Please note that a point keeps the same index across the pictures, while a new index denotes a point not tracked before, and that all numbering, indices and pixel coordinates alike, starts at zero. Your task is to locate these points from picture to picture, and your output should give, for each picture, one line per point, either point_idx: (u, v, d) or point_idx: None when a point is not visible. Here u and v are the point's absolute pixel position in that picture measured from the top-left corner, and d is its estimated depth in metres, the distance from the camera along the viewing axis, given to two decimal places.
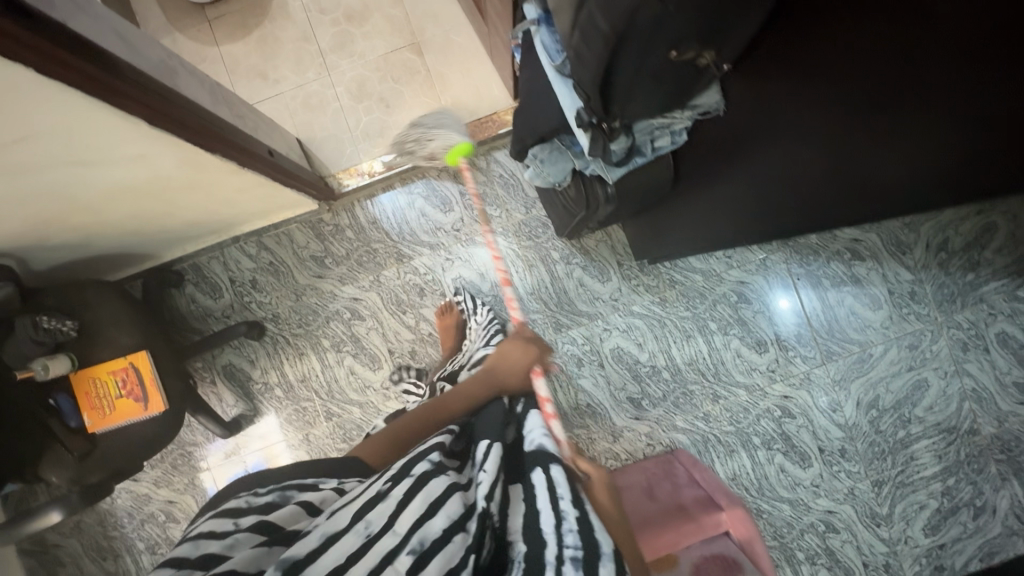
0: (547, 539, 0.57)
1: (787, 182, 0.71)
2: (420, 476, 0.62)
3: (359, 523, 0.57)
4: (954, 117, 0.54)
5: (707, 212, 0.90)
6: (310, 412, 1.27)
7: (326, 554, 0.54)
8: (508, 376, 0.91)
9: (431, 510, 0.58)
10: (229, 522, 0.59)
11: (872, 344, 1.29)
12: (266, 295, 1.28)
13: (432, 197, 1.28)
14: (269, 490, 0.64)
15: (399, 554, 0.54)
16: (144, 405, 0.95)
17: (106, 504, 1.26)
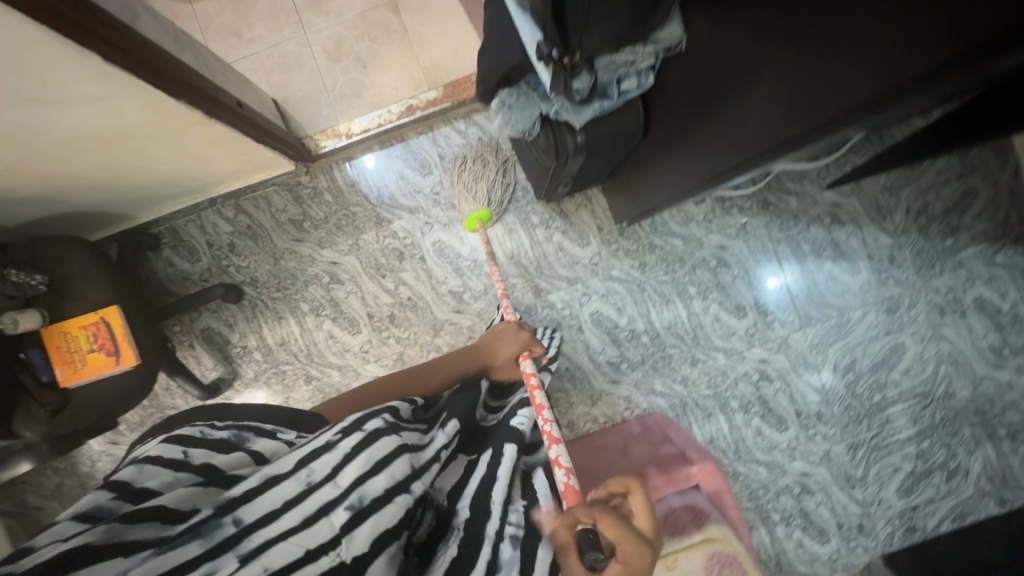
0: (491, 512, 0.69)
1: (757, 101, 0.68)
2: (370, 433, 0.63)
3: (302, 471, 0.56)
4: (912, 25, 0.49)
5: (680, 167, 0.89)
6: (290, 375, 1.27)
7: (264, 497, 0.53)
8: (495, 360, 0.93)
9: (374, 468, 0.59)
10: (178, 453, 0.58)
11: (850, 309, 1.29)
12: (244, 259, 1.27)
13: (412, 160, 1.27)
14: (228, 426, 0.64)
15: (336, 507, 0.55)
16: (116, 358, 0.95)
17: (87, 467, 1.27)
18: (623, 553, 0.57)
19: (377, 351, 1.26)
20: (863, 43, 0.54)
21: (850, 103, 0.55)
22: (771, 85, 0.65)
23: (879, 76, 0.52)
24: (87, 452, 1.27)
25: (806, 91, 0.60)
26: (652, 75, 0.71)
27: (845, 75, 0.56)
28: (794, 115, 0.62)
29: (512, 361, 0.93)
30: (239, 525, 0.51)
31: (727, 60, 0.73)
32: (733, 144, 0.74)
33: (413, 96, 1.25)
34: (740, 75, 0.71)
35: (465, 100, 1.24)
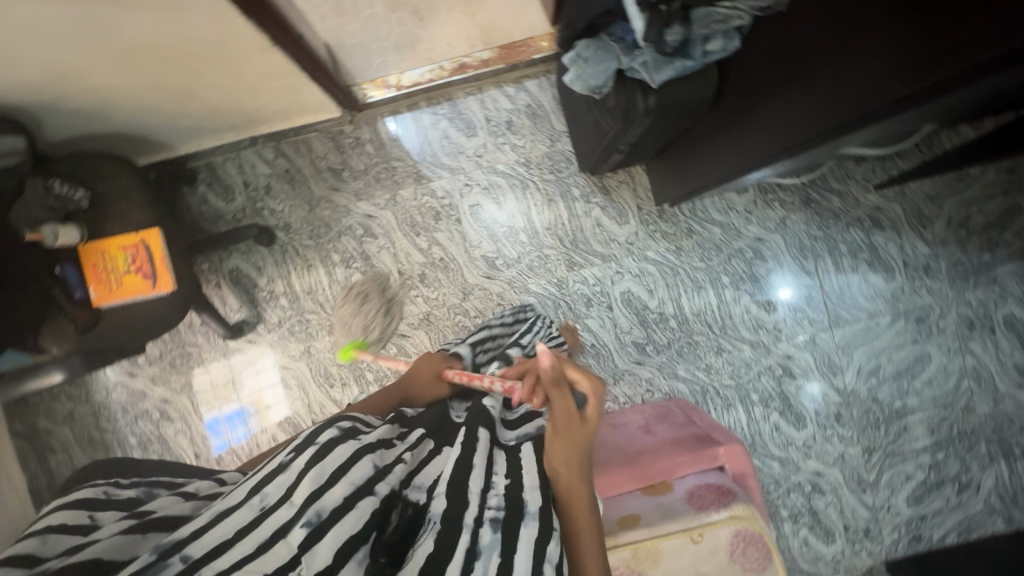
0: (470, 500, 0.60)
1: (829, 78, 0.63)
2: (323, 445, 0.57)
3: (255, 497, 0.53)
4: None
5: (733, 149, 0.85)
6: (314, 324, 1.26)
7: (215, 533, 0.49)
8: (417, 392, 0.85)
9: (331, 479, 0.54)
10: (83, 516, 0.51)
11: (880, 314, 1.29)
12: (279, 203, 1.25)
13: (458, 120, 1.25)
14: (133, 485, 0.57)
15: (292, 527, 0.50)
16: (152, 283, 0.94)
17: (101, 396, 1.26)
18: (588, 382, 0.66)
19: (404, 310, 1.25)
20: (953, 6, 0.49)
21: (933, 76, 0.51)
22: (844, 56, 0.61)
23: (972, 43, 0.48)
24: (103, 381, 1.26)
25: (885, 62, 0.56)
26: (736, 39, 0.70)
27: (929, 45, 0.51)
28: (872, 88, 0.57)
29: (433, 386, 0.86)
30: (187, 561, 0.47)
31: (796, 36, 0.68)
32: (795, 123, 0.69)
33: (467, 55, 1.25)
34: (812, 47, 0.66)
35: (519, 64, 1.24)
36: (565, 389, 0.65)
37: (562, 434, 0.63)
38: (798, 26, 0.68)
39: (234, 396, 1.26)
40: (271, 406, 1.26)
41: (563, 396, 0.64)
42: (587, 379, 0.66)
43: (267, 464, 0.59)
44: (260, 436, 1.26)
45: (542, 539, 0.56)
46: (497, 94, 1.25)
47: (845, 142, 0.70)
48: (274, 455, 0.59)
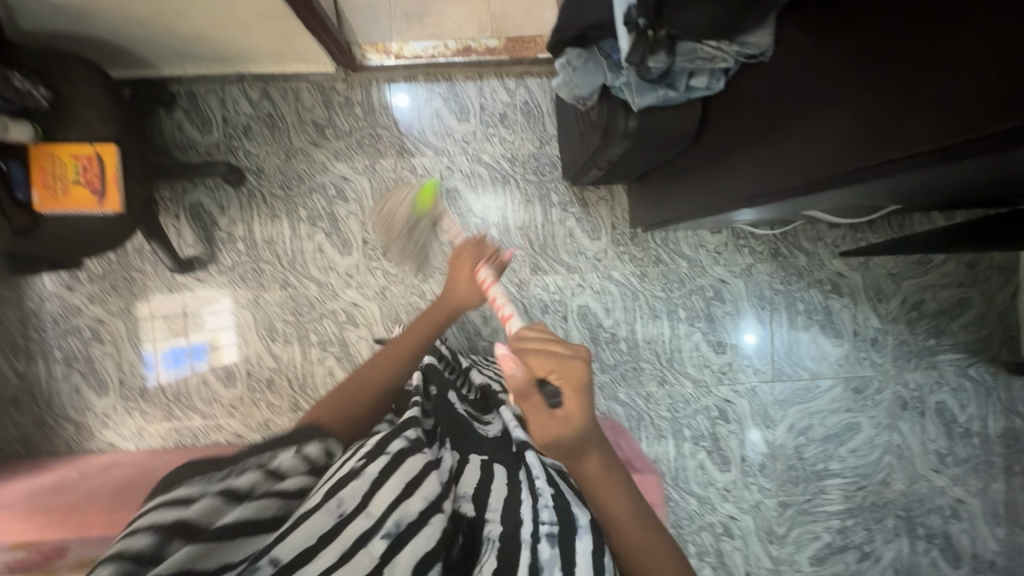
0: (524, 516, 0.58)
1: (796, 137, 0.60)
2: (395, 455, 0.58)
3: (331, 501, 0.50)
4: (957, 85, 0.41)
5: (711, 186, 0.83)
6: (267, 276, 1.23)
7: (295, 534, 0.47)
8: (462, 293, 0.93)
9: (407, 489, 0.55)
10: (171, 513, 0.43)
11: (822, 376, 1.31)
12: (255, 146, 1.22)
13: (452, 101, 1.23)
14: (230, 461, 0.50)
15: (372, 537, 0.50)
16: (100, 200, 0.92)
17: (33, 304, 1.21)
18: (564, 377, 0.58)
19: (360, 279, 1.24)
20: (914, 77, 0.44)
21: (884, 156, 0.48)
22: (810, 117, 0.58)
23: (939, 122, 0.42)
24: (37, 289, 1.21)
25: (861, 121, 0.50)
26: (721, 79, 0.71)
27: (880, 122, 0.48)
28: (846, 152, 0.52)
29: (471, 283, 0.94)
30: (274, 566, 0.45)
31: (767, 90, 0.65)
32: (775, 168, 0.65)
33: (475, 39, 1.22)
34: (797, 87, 0.60)
35: (523, 59, 1.22)
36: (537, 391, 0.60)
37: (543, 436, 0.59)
38: (769, 79, 0.64)
39: (175, 332, 1.24)
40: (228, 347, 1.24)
41: (531, 397, 0.60)
42: (563, 369, 0.59)
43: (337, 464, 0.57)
44: (192, 376, 1.24)
45: (599, 552, 0.56)
46: (498, 83, 1.24)
47: (832, 194, 0.64)
48: (342, 463, 0.57)
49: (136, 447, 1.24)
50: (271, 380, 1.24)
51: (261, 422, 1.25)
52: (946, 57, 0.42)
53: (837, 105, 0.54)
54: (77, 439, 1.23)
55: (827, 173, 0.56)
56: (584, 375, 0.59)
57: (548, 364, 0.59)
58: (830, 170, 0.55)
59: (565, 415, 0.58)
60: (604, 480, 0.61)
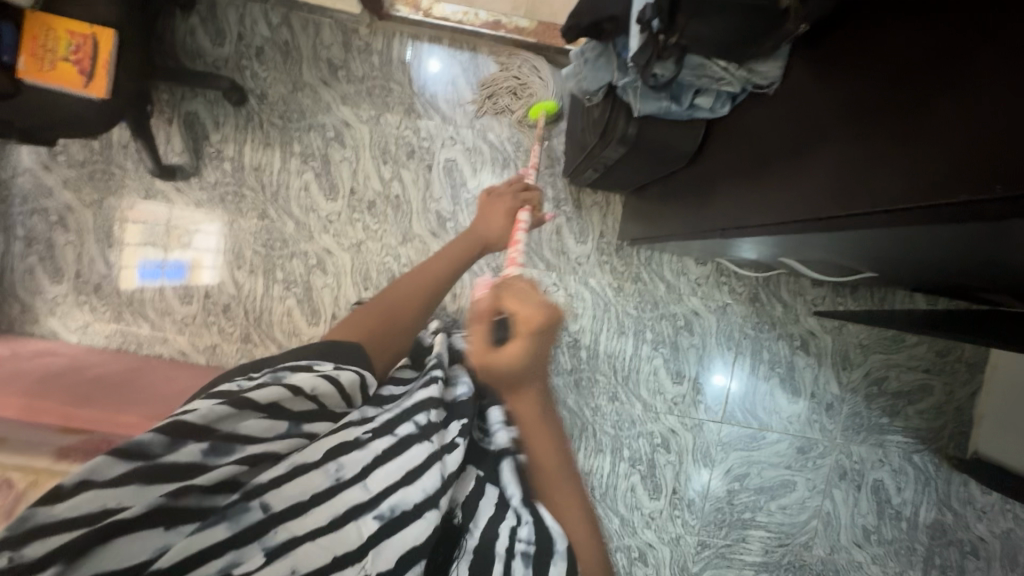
0: (501, 531, 0.60)
1: (784, 176, 0.60)
2: (402, 438, 0.59)
3: (332, 463, 0.53)
4: (938, 152, 0.41)
5: (697, 210, 0.83)
6: (247, 202, 1.21)
7: (292, 485, 0.50)
8: (495, 231, 0.86)
9: (407, 477, 0.56)
10: (195, 415, 0.48)
11: (769, 429, 1.31)
12: (264, 71, 1.20)
13: (471, 73, 1.21)
14: (262, 375, 0.55)
15: (364, 513, 0.52)
16: (85, 83, 0.88)
17: (5, 176, 1.19)
18: (523, 317, 0.61)
19: (339, 227, 1.22)
20: (900, 137, 0.44)
21: (859, 209, 0.48)
22: (798, 159, 0.58)
23: (928, 179, 0.41)
24: (13, 160, 1.19)
25: (846, 170, 0.50)
26: (725, 106, 0.69)
27: (862, 175, 0.48)
28: (837, 196, 0.51)
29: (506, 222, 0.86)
30: (267, 512, 0.48)
31: (764, 125, 0.65)
32: (765, 206, 0.63)
33: (506, 16, 1.19)
34: (800, 122, 0.58)
35: (549, 47, 1.20)
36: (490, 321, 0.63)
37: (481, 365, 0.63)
38: (768, 115, 0.64)
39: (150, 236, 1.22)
40: (208, 268, 1.22)
41: (482, 324, 0.63)
42: (523, 312, 0.61)
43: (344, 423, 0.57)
44: (150, 285, 1.22)
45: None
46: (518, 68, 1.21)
47: (816, 242, 0.62)
48: (353, 423, 0.57)
49: (77, 341, 1.21)
50: (228, 306, 1.22)
51: (209, 346, 1.23)
52: (956, 110, 0.40)
53: (824, 152, 0.53)
54: (21, 320, 1.21)
55: (803, 217, 0.56)
56: (545, 323, 0.61)
57: (514, 302, 0.62)
58: (807, 215, 0.55)
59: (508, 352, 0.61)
60: (533, 421, 0.66)
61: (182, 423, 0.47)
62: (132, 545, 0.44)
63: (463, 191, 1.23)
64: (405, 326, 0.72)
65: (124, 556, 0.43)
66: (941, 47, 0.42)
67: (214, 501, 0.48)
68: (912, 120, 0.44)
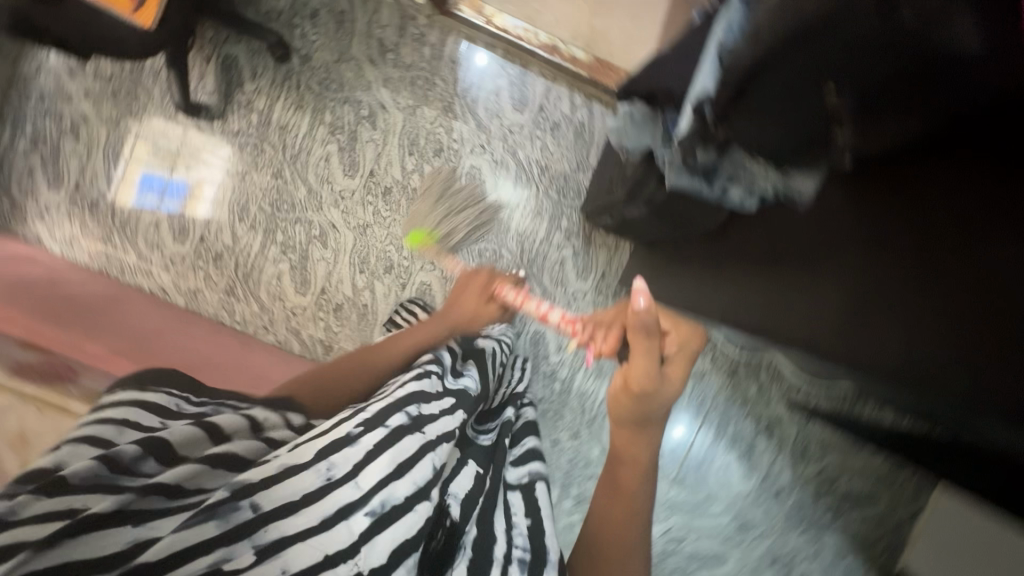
0: (497, 538, 0.62)
1: (788, 291, 0.63)
2: (394, 431, 0.56)
3: (322, 463, 0.50)
4: (953, 339, 0.49)
5: (689, 284, 0.85)
6: (265, 158, 1.20)
7: (278, 486, 0.48)
8: (468, 317, 0.98)
9: (399, 470, 0.54)
10: (168, 433, 0.52)
11: (715, 500, 1.34)
12: (314, 34, 1.19)
13: (517, 88, 1.22)
14: (204, 405, 0.59)
15: (356, 512, 0.49)
16: (135, 9, 0.88)
17: (28, 71, 1.17)
18: (675, 337, 0.69)
19: (350, 205, 1.21)
20: (921, 310, 0.51)
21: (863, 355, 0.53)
22: (809, 281, 0.61)
23: (940, 359, 0.49)
24: (40, 58, 1.16)
25: (859, 313, 0.55)
26: (755, 201, 0.69)
27: (873, 326, 0.54)
28: (849, 317, 0.56)
29: (483, 306, 1.01)
30: (256, 512, 0.46)
31: (781, 234, 0.68)
32: (760, 306, 0.67)
33: (565, 42, 1.18)
34: (820, 229, 0.63)
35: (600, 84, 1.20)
36: (652, 341, 0.64)
37: (639, 393, 0.64)
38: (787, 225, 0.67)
39: (163, 163, 1.20)
40: (203, 200, 1.20)
41: (650, 347, 0.63)
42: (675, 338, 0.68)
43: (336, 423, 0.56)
44: (147, 215, 1.20)
45: None
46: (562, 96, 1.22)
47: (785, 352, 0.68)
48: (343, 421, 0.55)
49: (59, 252, 1.19)
50: (219, 255, 1.21)
51: (190, 290, 1.21)
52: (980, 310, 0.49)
53: (838, 288, 0.58)
54: (8, 217, 1.19)
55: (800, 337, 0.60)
56: (691, 352, 0.69)
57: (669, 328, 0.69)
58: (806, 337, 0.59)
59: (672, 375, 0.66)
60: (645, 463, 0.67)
61: (151, 439, 0.50)
62: (104, 538, 0.44)
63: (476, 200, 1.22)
64: (343, 391, 0.72)
65: (98, 549, 0.43)
66: (955, 237, 0.54)
67: (187, 499, 0.48)
68: (936, 298, 0.51)
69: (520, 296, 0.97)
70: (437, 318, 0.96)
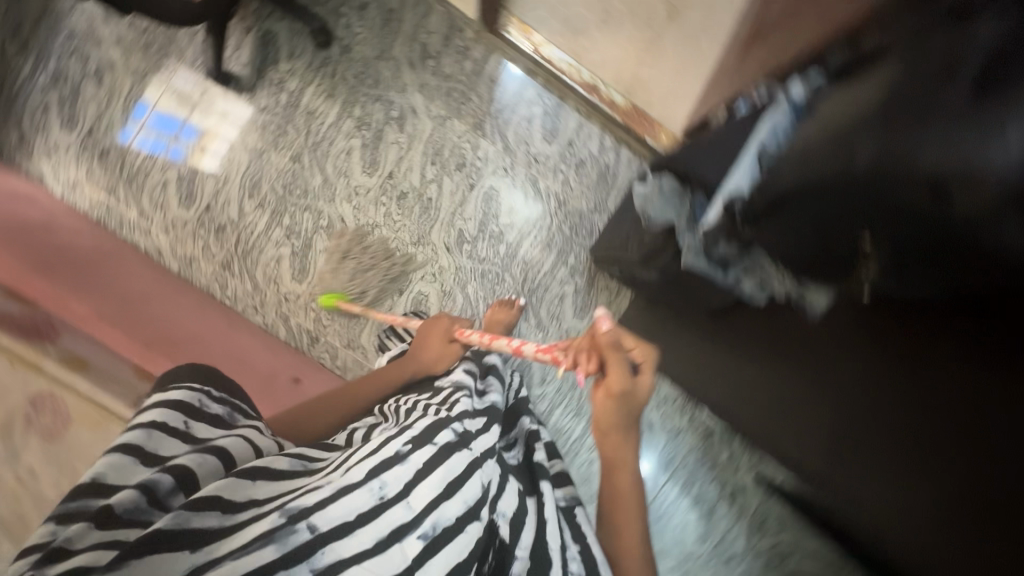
0: (552, 557, 0.59)
1: (804, 409, 0.76)
2: (442, 448, 0.57)
3: (374, 482, 0.50)
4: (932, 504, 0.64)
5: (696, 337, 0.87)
6: (287, 139, 1.20)
7: (336, 505, 0.47)
8: (429, 358, 0.86)
9: (450, 490, 0.54)
10: (189, 458, 0.50)
11: (668, 558, 1.32)
12: (358, 26, 1.20)
13: (550, 119, 1.22)
14: (219, 406, 0.58)
15: (410, 533, 0.50)
16: None
17: (65, 9, 1.18)
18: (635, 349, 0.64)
19: (362, 203, 1.20)
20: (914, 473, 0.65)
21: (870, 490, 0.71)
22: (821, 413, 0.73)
23: (920, 517, 0.66)
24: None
25: (863, 459, 0.70)
26: (762, 296, 0.68)
27: (874, 474, 0.70)
28: (852, 457, 0.72)
29: (444, 348, 0.88)
30: (313, 532, 0.46)
31: (788, 341, 0.72)
32: (781, 402, 0.79)
33: (606, 84, 1.20)
34: (824, 351, 0.68)
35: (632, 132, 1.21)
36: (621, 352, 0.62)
37: (620, 394, 0.60)
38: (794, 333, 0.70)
39: (182, 106, 1.20)
40: (208, 152, 1.19)
41: (619, 357, 0.61)
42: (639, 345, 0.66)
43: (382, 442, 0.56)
44: (156, 173, 1.19)
45: None
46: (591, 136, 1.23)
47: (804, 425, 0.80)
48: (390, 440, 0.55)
49: (59, 195, 1.16)
50: (222, 227, 1.19)
51: (185, 256, 1.19)
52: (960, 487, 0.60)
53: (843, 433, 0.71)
54: (12, 149, 1.16)
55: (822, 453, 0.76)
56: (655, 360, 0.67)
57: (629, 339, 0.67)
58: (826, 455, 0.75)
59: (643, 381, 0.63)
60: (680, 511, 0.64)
61: (179, 467, 0.49)
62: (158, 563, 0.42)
63: (487, 221, 1.21)
64: (326, 420, 0.73)
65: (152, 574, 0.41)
66: (954, 403, 0.57)
67: (237, 517, 0.46)
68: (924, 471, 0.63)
69: (486, 336, 0.79)
70: (396, 363, 0.86)
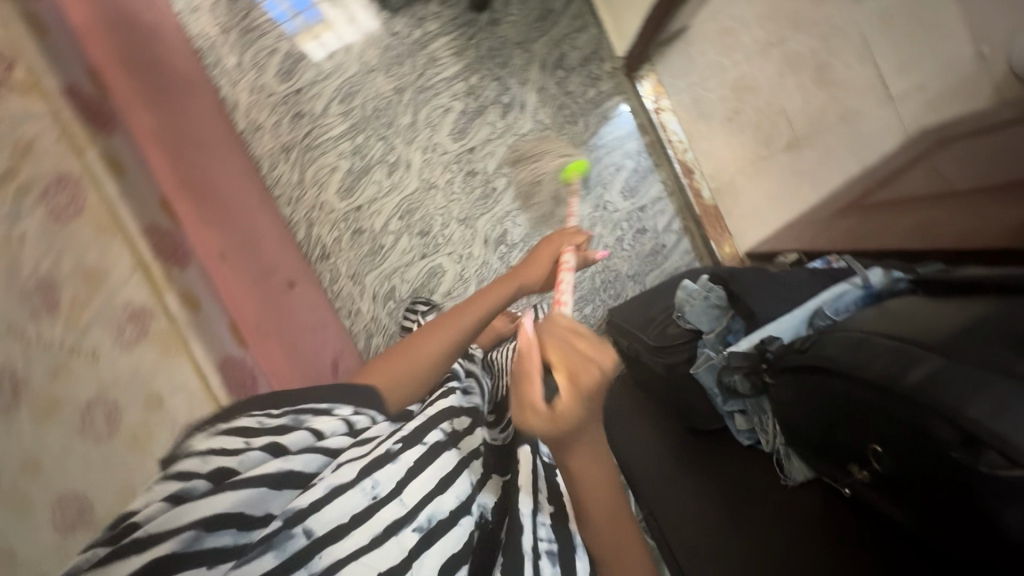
0: (524, 527, 0.64)
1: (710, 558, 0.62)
2: (431, 447, 0.63)
3: (366, 482, 0.56)
4: None
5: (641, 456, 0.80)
6: (400, 72, 1.22)
7: (331, 509, 0.52)
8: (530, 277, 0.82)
9: (439, 486, 0.61)
10: (232, 460, 0.51)
11: None
12: (514, 8, 1.22)
13: (633, 180, 1.24)
14: (284, 411, 0.57)
15: (404, 526, 0.56)
16: None
17: None
18: (570, 370, 0.52)
19: (433, 161, 1.22)
20: None
21: None
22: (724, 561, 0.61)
23: None
24: None
25: None
26: (746, 437, 0.70)
27: None
28: None
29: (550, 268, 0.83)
30: (309, 537, 0.50)
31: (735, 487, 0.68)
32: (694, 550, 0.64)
33: (701, 174, 1.23)
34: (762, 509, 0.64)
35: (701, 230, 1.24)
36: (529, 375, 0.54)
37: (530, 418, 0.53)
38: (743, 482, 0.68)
39: None
40: (316, 42, 1.21)
41: (530, 379, 0.53)
42: (562, 354, 0.53)
43: (372, 438, 0.61)
44: (270, 37, 1.21)
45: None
46: (661, 212, 1.26)
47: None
48: (382, 438, 0.61)
49: (177, 9, 1.18)
50: (300, 114, 1.21)
51: (255, 122, 1.21)
52: None
53: None
54: None
55: None
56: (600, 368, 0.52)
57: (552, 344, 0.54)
58: None
59: (560, 415, 0.51)
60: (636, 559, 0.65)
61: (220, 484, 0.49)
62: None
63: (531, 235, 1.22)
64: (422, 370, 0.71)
65: None
66: None
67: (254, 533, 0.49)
68: None
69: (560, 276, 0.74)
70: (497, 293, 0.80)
